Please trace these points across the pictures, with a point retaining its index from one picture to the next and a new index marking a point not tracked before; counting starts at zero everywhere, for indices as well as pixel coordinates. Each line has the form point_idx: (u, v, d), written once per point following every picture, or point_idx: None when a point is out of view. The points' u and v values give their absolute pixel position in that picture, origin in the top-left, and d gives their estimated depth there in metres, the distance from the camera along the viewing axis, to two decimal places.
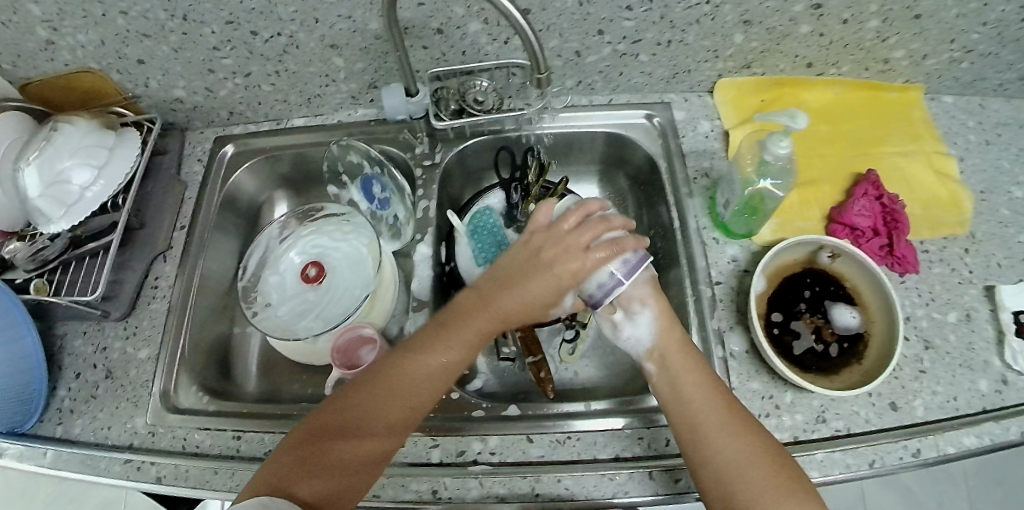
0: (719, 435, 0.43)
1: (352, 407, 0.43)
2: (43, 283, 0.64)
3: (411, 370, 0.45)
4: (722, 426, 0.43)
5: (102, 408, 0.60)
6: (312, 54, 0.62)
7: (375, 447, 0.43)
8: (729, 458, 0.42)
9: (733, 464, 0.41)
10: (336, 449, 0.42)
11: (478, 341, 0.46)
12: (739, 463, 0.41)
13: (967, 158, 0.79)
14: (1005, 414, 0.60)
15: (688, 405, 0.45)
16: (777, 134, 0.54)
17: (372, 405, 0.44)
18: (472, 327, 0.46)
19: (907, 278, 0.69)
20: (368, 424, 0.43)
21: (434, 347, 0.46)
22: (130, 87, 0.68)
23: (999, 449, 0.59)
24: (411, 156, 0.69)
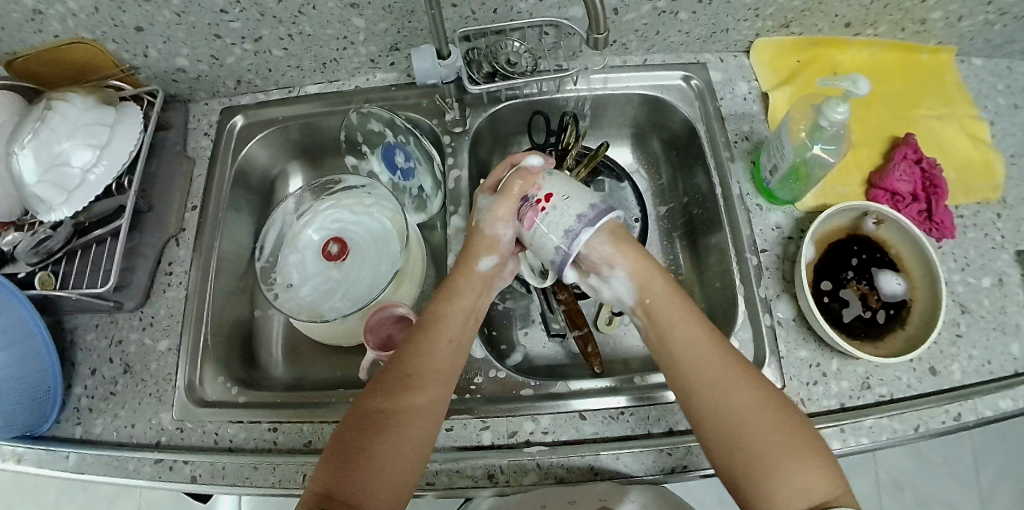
0: (722, 391, 0.41)
1: (394, 392, 0.42)
2: (48, 275, 0.59)
3: (438, 347, 0.45)
4: (730, 383, 0.41)
5: (123, 406, 0.57)
6: (330, 14, 0.58)
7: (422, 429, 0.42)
8: (727, 421, 0.40)
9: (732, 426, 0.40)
10: (384, 437, 0.41)
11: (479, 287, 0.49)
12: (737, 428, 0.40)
13: (997, 121, 0.77)
14: None
15: (690, 355, 0.43)
16: (833, 100, 0.53)
17: (412, 383, 0.43)
18: (472, 277, 0.49)
19: (944, 244, 0.67)
20: (414, 407, 0.42)
21: (451, 311, 0.47)
22: (128, 58, 0.63)
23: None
24: (439, 123, 0.65)
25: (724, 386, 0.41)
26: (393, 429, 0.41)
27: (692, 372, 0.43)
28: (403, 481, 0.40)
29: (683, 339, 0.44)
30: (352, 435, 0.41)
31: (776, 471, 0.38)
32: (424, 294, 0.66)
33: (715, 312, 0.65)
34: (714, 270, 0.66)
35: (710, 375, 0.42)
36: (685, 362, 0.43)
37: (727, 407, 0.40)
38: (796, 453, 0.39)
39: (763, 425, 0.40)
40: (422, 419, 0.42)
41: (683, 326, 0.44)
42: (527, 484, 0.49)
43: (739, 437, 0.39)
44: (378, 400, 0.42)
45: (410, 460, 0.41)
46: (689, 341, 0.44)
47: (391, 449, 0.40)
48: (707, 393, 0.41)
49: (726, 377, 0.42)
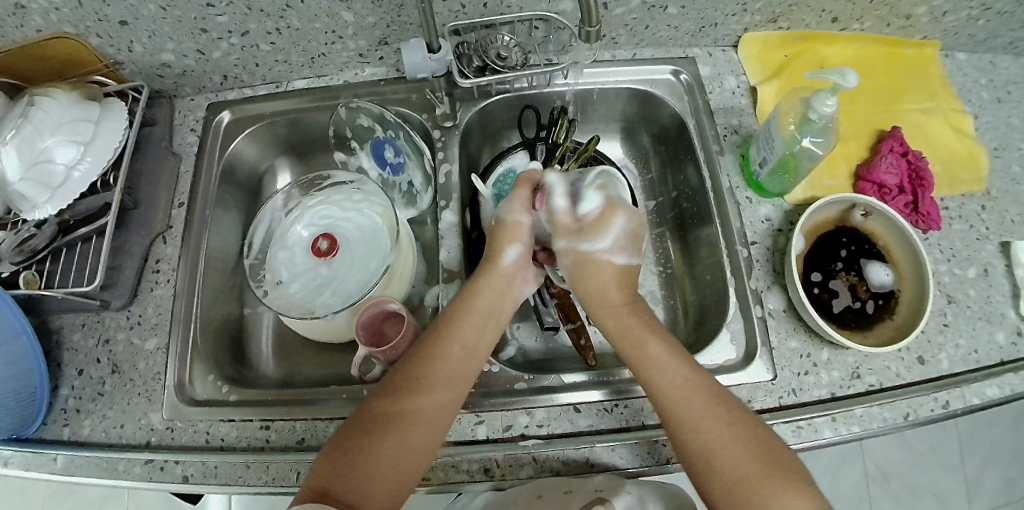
0: (704, 420, 0.42)
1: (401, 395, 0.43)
2: (32, 274, 0.58)
3: (450, 356, 0.46)
4: (708, 411, 0.43)
5: (112, 406, 0.56)
6: (318, 7, 0.57)
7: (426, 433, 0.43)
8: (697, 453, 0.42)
9: (716, 455, 0.41)
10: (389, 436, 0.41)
11: (498, 300, 0.51)
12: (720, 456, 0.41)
13: (980, 115, 0.78)
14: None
15: (673, 388, 0.44)
16: (822, 92, 0.54)
17: (422, 386, 0.44)
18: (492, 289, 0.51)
19: (930, 235, 0.68)
20: (420, 412, 0.43)
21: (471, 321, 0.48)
22: (113, 52, 0.62)
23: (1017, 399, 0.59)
24: (429, 118, 0.64)
25: (703, 417, 0.42)
26: (398, 428, 0.42)
27: (674, 406, 0.44)
28: (403, 478, 0.41)
29: (665, 369, 0.46)
30: (354, 427, 0.42)
31: (763, 499, 0.38)
32: (416, 290, 0.65)
33: (706, 305, 0.65)
34: (705, 262, 0.66)
35: (694, 408, 0.43)
36: (667, 393, 0.44)
37: (707, 435, 0.42)
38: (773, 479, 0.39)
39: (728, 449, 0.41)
40: (429, 425, 0.43)
41: (662, 360, 0.46)
42: (523, 477, 0.49)
43: (726, 463, 0.40)
44: (392, 397, 0.43)
45: (411, 461, 0.41)
46: (673, 377, 0.45)
47: (394, 449, 0.41)
48: (692, 425, 0.42)
49: (708, 407, 0.43)
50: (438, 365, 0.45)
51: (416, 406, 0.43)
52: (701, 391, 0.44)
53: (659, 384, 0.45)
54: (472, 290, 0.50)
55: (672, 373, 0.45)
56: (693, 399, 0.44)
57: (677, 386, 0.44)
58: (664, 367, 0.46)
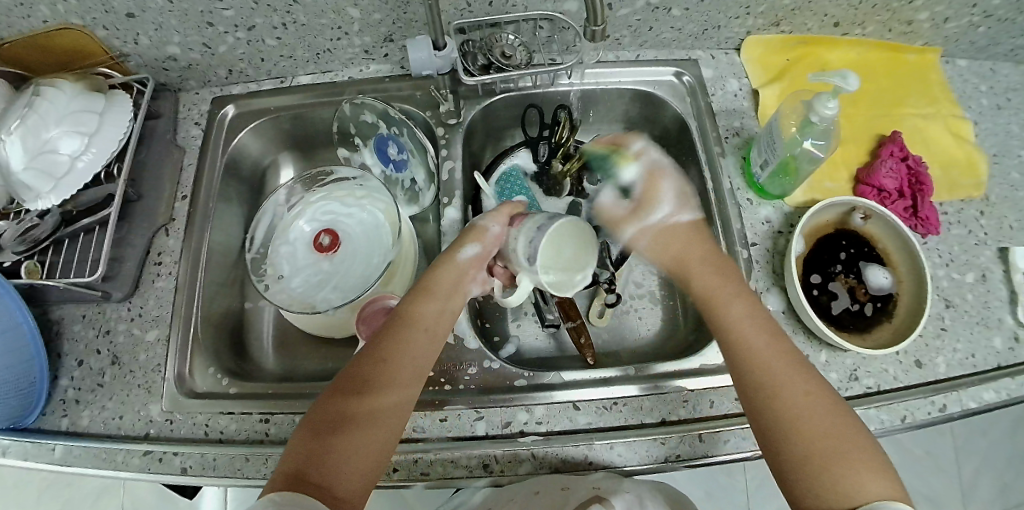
0: (787, 391, 0.42)
1: (364, 385, 0.42)
2: (34, 264, 0.58)
3: (416, 342, 0.45)
4: (794, 384, 0.42)
5: (111, 397, 0.56)
6: (324, 3, 0.58)
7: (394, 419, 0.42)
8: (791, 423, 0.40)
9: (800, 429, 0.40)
10: (355, 426, 0.40)
11: (456, 286, 0.50)
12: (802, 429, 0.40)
13: (980, 121, 0.78)
14: (1021, 370, 0.60)
15: (758, 355, 0.44)
16: (824, 95, 0.54)
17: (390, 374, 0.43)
18: (448, 276, 0.50)
19: (928, 239, 0.68)
20: (388, 399, 0.42)
21: (427, 305, 0.48)
22: (118, 45, 0.62)
23: (1013, 404, 0.59)
24: (433, 115, 0.65)
25: (788, 390, 0.42)
26: (368, 415, 0.41)
27: (760, 374, 0.43)
28: (372, 466, 0.40)
29: (755, 336, 0.45)
30: (321, 417, 0.40)
31: (843, 476, 0.37)
32: None
33: None
34: None
35: (790, 381, 0.42)
36: (754, 360, 0.44)
37: (795, 406, 0.41)
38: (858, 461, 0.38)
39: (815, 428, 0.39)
40: (396, 412, 0.42)
41: (751, 328, 0.46)
42: (522, 473, 0.49)
43: (808, 435, 0.39)
44: (352, 386, 0.42)
45: (381, 448, 0.41)
46: (760, 346, 0.44)
47: (362, 439, 0.40)
48: (779, 395, 0.41)
49: (795, 380, 0.42)
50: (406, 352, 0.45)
51: (384, 393, 0.42)
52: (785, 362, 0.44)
53: (747, 351, 0.45)
54: (428, 278, 0.50)
55: (761, 343, 0.45)
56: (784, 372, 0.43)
57: (765, 356, 0.44)
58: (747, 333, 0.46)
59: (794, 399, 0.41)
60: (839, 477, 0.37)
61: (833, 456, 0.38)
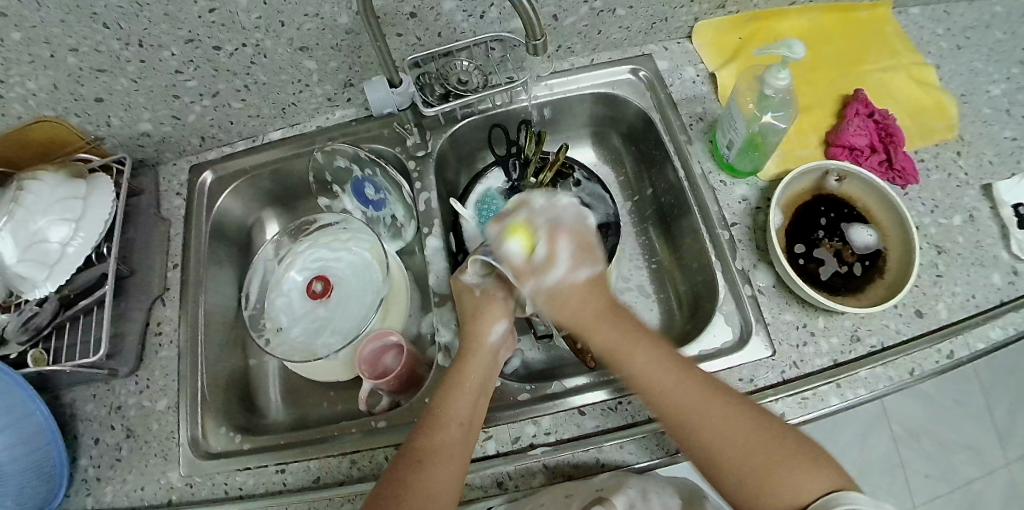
0: (701, 427, 0.43)
1: (431, 423, 0.46)
2: (40, 352, 0.59)
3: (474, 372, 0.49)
4: (704, 415, 0.43)
5: (131, 470, 0.57)
6: (283, 60, 0.60)
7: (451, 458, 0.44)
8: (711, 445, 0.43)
9: (721, 456, 0.42)
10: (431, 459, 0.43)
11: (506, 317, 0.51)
12: (728, 463, 0.42)
13: (943, 65, 0.79)
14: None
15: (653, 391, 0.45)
16: (774, 67, 0.55)
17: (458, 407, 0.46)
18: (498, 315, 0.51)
19: (909, 189, 0.69)
20: (449, 432, 0.45)
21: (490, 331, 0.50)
22: (92, 129, 0.64)
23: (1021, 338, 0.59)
24: (402, 149, 0.66)
25: (707, 419, 0.43)
26: (432, 460, 0.43)
27: (671, 409, 0.44)
28: (449, 506, 0.42)
29: (657, 382, 0.45)
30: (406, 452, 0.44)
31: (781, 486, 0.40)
32: (412, 319, 0.66)
33: (698, 291, 0.66)
34: (690, 250, 0.67)
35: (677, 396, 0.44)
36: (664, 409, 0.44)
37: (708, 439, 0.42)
38: (788, 462, 0.40)
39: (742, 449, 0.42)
40: (465, 447, 0.45)
41: (651, 370, 0.45)
42: (536, 486, 0.50)
43: (735, 468, 0.41)
44: (425, 424, 0.46)
45: (456, 480, 0.43)
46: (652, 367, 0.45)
47: (431, 477, 0.42)
48: (693, 426, 0.43)
49: (700, 412, 0.43)
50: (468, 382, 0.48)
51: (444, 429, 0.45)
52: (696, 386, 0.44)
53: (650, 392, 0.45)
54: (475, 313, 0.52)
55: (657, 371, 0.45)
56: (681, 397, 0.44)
57: (672, 395, 0.44)
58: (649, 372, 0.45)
59: (707, 435, 0.42)
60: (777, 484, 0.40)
61: (765, 469, 0.40)
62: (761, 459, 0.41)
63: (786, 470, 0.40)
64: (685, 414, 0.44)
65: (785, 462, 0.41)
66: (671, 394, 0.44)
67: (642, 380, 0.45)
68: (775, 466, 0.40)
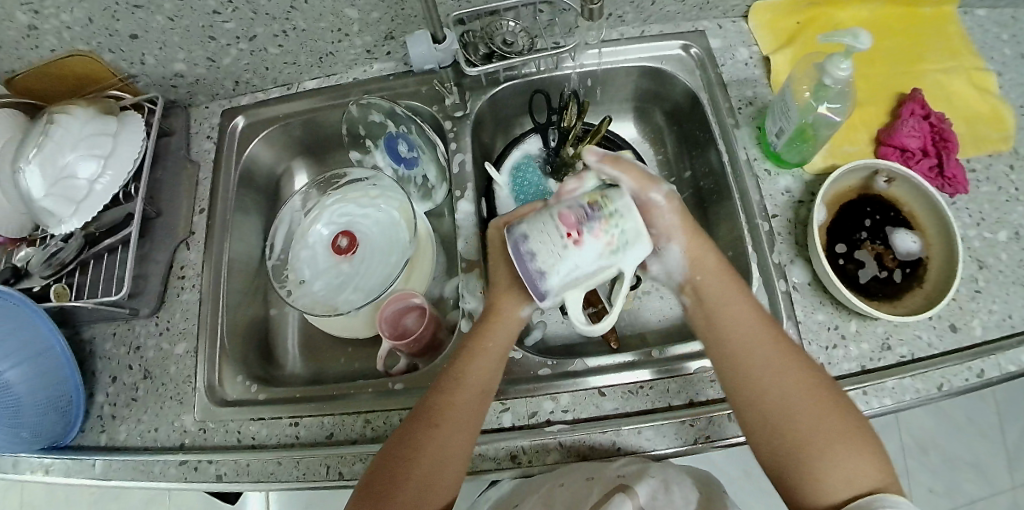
0: (781, 385, 0.42)
1: (442, 394, 0.44)
2: (62, 287, 0.59)
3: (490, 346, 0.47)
4: (788, 371, 0.42)
5: (146, 410, 0.58)
6: (322, 7, 0.58)
7: (460, 427, 0.43)
8: (782, 405, 0.41)
9: (791, 413, 0.40)
10: (439, 429, 0.42)
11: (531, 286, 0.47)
12: (790, 421, 0.40)
13: (1004, 72, 0.75)
14: None
15: (737, 333, 0.44)
16: (836, 56, 0.52)
17: (468, 386, 0.44)
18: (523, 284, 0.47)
19: (957, 199, 0.66)
20: (460, 405, 0.44)
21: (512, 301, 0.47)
22: (126, 67, 0.63)
23: None
24: (440, 108, 0.64)
25: (792, 378, 0.42)
26: (441, 427, 0.43)
27: (748, 361, 0.43)
28: (457, 473, 0.42)
29: (749, 337, 0.44)
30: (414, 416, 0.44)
31: (831, 463, 0.39)
32: (435, 282, 0.65)
33: None
34: (725, 239, 0.65)
35: (765, 355, 0.43)
36: (742, 356, 0.43)
37: (778, 395, 0.41)
38: (855, 447, 0.39)
39: (810, 415, 0.40)
40: (473, 427, 0.44)
41: (743, 316, 0.44)
42: (550, 463, 0.49)
43: (797, 433, 0.40)
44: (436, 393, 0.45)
45: (461, 459, 0.43)
46: (744, 324, 0.44)
47: (439, 445, 0.42)
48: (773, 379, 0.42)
49: (782, 372, 0.42)
50: (481, 361, 0.46)
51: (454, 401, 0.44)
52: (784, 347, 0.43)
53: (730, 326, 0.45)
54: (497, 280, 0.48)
55: (748, 326, 0.44)
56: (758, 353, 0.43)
57: (756, 344, 0.43)
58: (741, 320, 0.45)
59: (785, 390, 0.41)
60: (823, 462, 0.39)
61: (825, 442, 0.39)
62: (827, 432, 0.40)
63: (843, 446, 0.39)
64: (766, 376, 0.42)
65: (847, 441, 0.39)
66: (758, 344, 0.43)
67: (731, 324, 0.44)
68: (835, 441, 0.39)
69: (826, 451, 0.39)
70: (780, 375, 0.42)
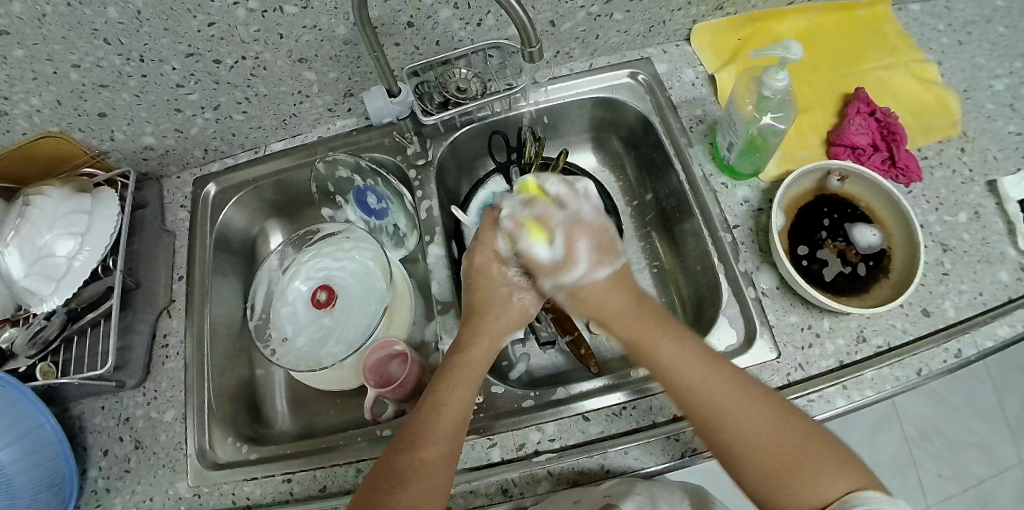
0: (735, 415, 0.43)
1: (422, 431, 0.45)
2: (48, 365, 0.60)
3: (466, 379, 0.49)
4: (739, 408, 0.43)
5: (139, 481, 0.58)
6: (281, 71, 0.60)
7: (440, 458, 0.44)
8: (746, 439, 0.42)
9: (752, 441, 0.42)
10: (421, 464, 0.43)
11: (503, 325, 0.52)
12: (759, 456, 0.41)
13: (944, 61, 0.78)
14: None
15: (678, 377, 0.45)
16: (771, 68, 0.55)
17: (446, 417, 0.46)
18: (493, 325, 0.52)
19: (913, 187, 0.68)
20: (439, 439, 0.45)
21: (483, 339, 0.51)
22: (96, 144, 0.65)
23: None
24: (403, 158, 0.66)
25: (734, 413, 0.43)
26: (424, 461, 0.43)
27: (698, 402, 0.44)
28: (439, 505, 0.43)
29: (692, 376, 0.45)
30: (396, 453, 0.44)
31: (806, 479, 0.39)
32: (416, 325, 0.66)
33: (702, 293, 0.66)
34: (693, 253, 0.67)
35: (713, 395, 0.44)
36: (688, 396, 0.45)
37: (742, 436, 0.42)
38: (827, 459, 0.40)
39: (773, 438, 0.41)
40: (450, 462, 0.45)
41: (677, 358, 0.46)
42: (543, 492, 0.50)
43: (766, 458, 0.41)
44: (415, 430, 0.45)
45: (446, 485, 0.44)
46: (679, 362, 0.46)
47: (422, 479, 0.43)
48: (723, 413, 0.43)
49: (736, 404, 0.43)
50: (457, 396, 0.48)
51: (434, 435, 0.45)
52: (728, 381, 0.44)
53: (670, 381, 0.46)
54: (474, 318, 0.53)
55: (688, 369, 0.45)
56: (710, 390, 0.44)
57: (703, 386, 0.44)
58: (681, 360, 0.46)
59: (743, 422, 0.42)
60: (805, 482, 0.39)
61: (792, 464, 0.40)
62: (791, 452, 0.41)
63: (816, 461, 0.40)
64: (717, 414, 0.43)
65: (822, 454, 0.40)
66: (703, 381, 0.44)
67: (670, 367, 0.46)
68: (811, 456, 0.40)
69: (796, 469, 0.40)
70: (733, 406, 0.43)
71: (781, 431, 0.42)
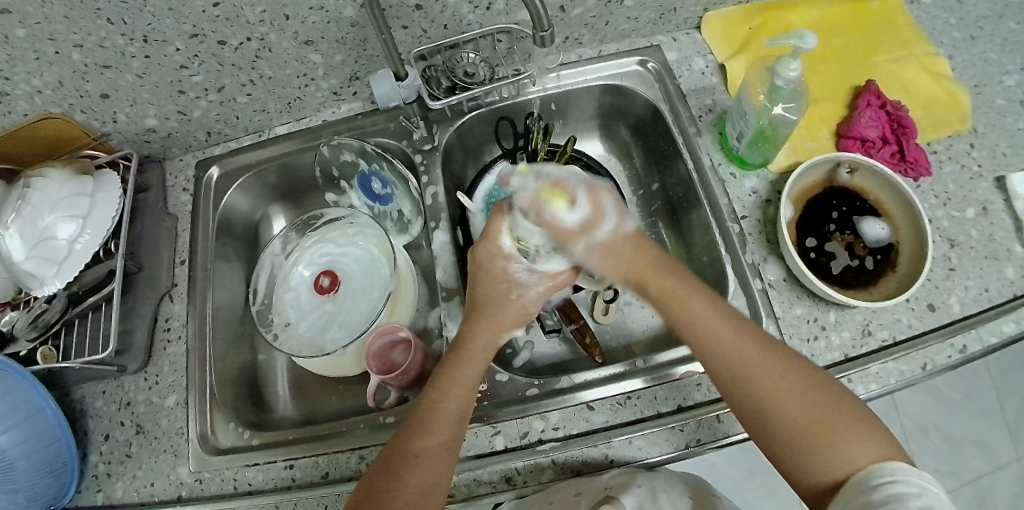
0: (760, 378, 0.42)
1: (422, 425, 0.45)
2: (49, 348, 0.59)
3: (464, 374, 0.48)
4: (764, 372, 0.43)
5: (140, 465, 0.57)
6: (287, 54, 0.59)
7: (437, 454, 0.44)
8: (767, 401, 0.42)
9: (775, 406, 0.41)
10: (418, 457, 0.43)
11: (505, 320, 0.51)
12: (781, 417, 0.41)
13: (956, 55, 0.77)
14: None
15: (705, 338, 0.46)
16: (784, 58, 0.54)
17: (445, 411, 0.46)
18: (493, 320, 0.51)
19: (922, 182, 0.67)
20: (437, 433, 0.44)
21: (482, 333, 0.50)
22: (98, 126, 0.64)
23: None
24: (408, 144, 0.66)
25: (761, 373, 0.43)
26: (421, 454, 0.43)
27: (724, 363, 0.44)
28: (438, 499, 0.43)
29: (718, 338, 0.45)
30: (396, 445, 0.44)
31: (830, 444, 0.39)
32: (419, 312, 0.66)
33: (708, 284, 0.65)
34: (699, 244, 0.67)
35: (739, 357, 0.44)
36: (713, 357, 0.45)
37: (763, 398, 0.42)
38: (854, 428, 0.39)
39: (795, 403, 0.41)
40: (452, 450, 0.45)
41: (705, 318, 0.46)
42: (545, 481, 0.49)
43: (788, 421, 0.41)
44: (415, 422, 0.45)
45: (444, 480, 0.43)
46: (706, 323, 0.46)
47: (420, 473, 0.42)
48: (746, 382, 0.43)
49: (760, 366, 0.43)
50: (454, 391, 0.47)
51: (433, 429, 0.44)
52: (752, 348, 0.44)
53: (696, 340, 0.46)
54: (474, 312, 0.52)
55: (715, 330, 0.46)
56: (735, 353, 0.44)
57: (726, 354, 0.44)
58: (708, 331, 0.46)
59: (766, 385, 0.42)
60: (828, 447, 0.39)
61: (815, 430, 0.39)
62: (814, 418, 0.40)
63: (840, 428, 0.39)
64: (738, 376, 0.43)
65: (849, 424, 0.39)
66: (729, 353, 0.44)
67: (698, 328, 0.46)
68: (837, 424, 0.39)
69: (819, 434, 0.39)
70: (758, 368, 0.43)
71: (806, 397, 0.41)
